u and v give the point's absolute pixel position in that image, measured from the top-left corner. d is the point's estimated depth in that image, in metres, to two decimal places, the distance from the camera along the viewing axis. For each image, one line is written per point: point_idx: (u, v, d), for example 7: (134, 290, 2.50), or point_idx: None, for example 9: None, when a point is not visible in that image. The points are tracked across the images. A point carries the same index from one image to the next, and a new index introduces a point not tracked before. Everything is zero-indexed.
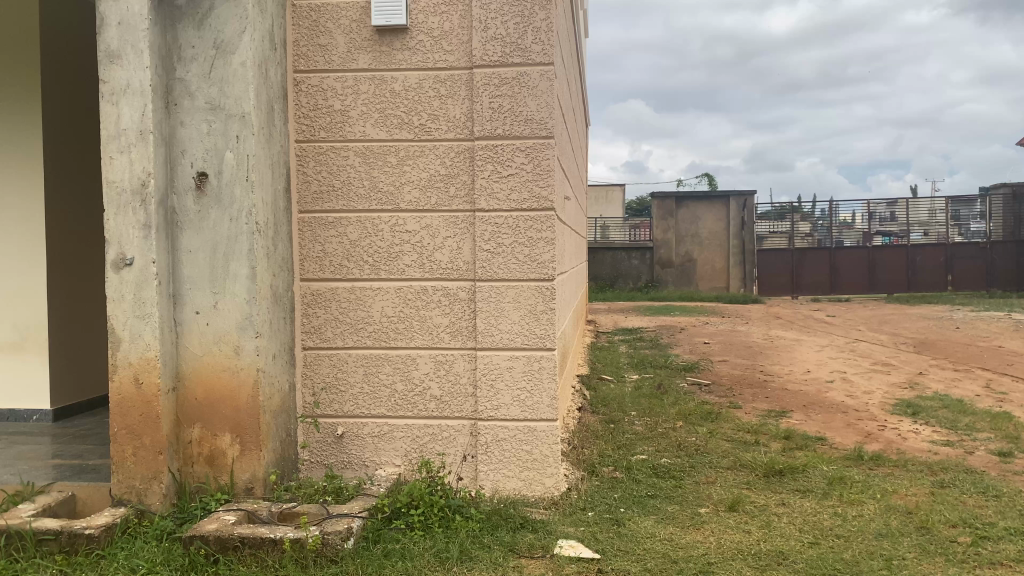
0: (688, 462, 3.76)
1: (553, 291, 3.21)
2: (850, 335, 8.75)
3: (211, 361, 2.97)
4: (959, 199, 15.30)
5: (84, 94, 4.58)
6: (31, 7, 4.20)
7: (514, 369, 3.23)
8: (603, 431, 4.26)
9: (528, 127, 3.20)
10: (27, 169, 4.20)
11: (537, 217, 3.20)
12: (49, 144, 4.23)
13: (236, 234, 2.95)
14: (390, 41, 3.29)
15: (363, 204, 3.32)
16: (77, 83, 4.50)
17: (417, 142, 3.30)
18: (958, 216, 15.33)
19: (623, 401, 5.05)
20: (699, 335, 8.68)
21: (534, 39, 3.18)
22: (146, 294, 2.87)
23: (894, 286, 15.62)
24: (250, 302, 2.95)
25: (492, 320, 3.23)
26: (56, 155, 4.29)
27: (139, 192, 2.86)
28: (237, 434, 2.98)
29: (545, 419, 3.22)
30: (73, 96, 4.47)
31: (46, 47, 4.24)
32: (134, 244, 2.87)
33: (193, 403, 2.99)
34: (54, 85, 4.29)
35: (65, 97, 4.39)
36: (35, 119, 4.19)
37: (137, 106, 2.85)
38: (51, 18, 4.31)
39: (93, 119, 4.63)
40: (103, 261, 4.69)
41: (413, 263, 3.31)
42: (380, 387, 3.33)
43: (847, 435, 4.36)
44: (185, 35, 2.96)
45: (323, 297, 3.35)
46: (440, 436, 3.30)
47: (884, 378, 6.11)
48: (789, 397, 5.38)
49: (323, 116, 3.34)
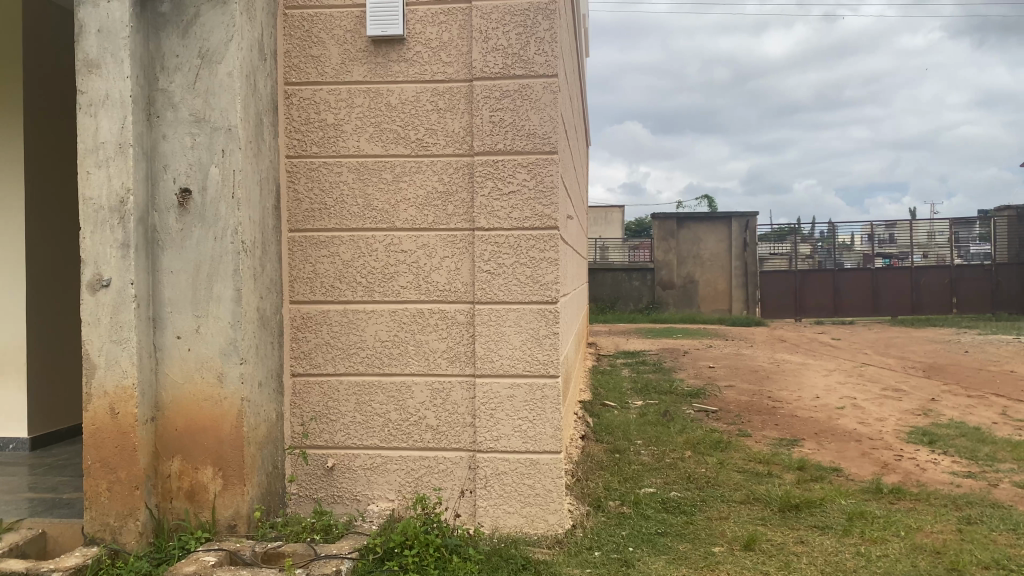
0: (698, 495, 3.56)
1: (556, 315, 3.03)
2: (857, 359, 8.56)
3: (191, 389, 2.78)
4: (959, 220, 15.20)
5: (65, 109, 4.41)
6: (13, 17, 4.06)
7: (515, 398, 3.04)
8: (608, 462, 4.07)
9: (531, 142, 3.03)
10: (6, 184, 4.04)
11: (539, 236, 3.02)
12: (31, 159, 4.07)
13: (221, 254, 2.77)
14: (386, 52, 3.13)
15: (356, 222, 3.15)
16: (59, 97, 4.35)
17: (414, 158, 3.14)
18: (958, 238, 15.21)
19: (628, 429, 4.85)
20: (703, 359, 8.48)
21: (537, 50, 3.03)
22: (123, 318, 2.69)
23: (900, 309, 15.44)
24: (235, 326, 2.77)
25: (492, 346, 3.05)
26: (37, 170, 4.12)
27: (117, 209, 2.69)
28: (219, 467, 2.78)
29: (548, 451, 3.03)
30: (55, 110, 4.31)
31: (28, 58, 4.09)
32: (111, 264, 2.69)
33: (172, 434, 2.80)
34: (36, 98, 4.14)
35: (47, 111, 4.23)
36: (16, 133, 4.03)
37: (116, 119, 2.69)
38: (34, 28, 4.16)
39: (73, 136, 4.47)
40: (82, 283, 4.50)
41: (409, 285, 3.13)
42: (373, 416, 3.14)
43: (864, 466, 4.16)
44: (169, 44, 2.80)
45: (314, 320, 3.17)
46: (436, 469, 3.11)
47: (896, 403, 5.92)
48: (800, 425, 5.19)
49: (315, 131, 3.17)
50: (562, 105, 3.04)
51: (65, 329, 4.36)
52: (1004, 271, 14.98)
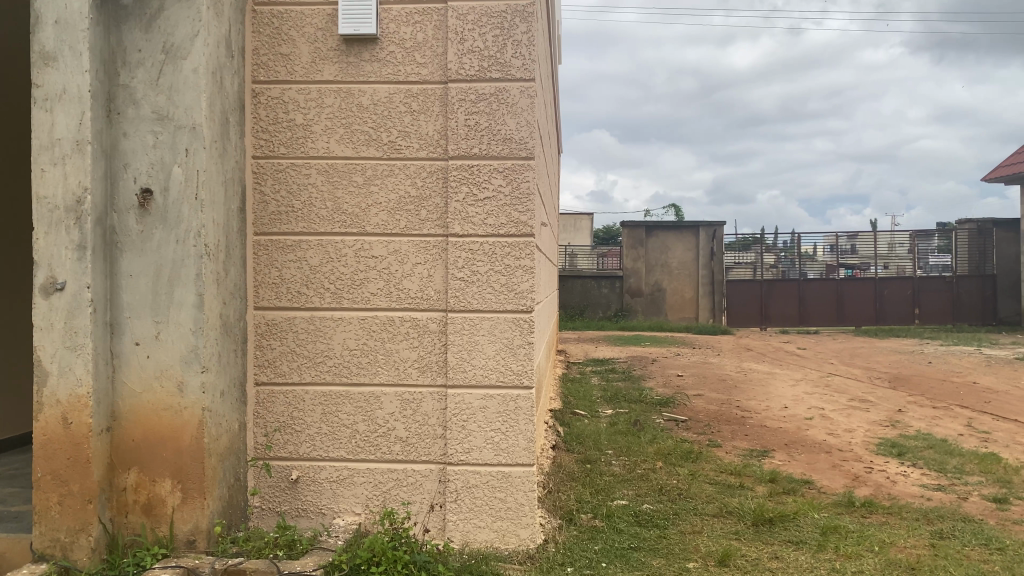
0: (671, 508, 3.51)
1: (531, 324, 2.96)
2: (823, 369, 8.60)
3: (150, 398, 2.66)
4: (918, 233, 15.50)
5: (16, 103, 4.24)
6: None
7: (488, 409, 2.97)
8: (579, 473, 4.00)
9: (507, 147, 2.97)
10: None
11: (515, 244, 2.96)
12: None
13: (183, 257, 2.66)
14: (358, 51, 3.04)
15: (325, 226, 3.05)
16: (11, 91, 4.18)
17: (386, 161, 3.05)
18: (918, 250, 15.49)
19: (598, 439, 4.79)
20: (672, 367, 8.46)
21: (514, 53, 2.96)
22: (78, 323, 2.56)
23: (862, 319, 15.69)
24: (197, 333, 2.66)
25: (465, 355, 2.97)
26: None
27: (73, 209, 2.56)
28: (178, 479, 2.66)
29: (520, 464, 2.96)
30: (6, 105, 4.14)
31: None
32: (66, 267, 2.56)
33: (129, 445, 2.68)
34: None
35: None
36: None
37: (74, 114, 2.56)
38: None
39: (24, 131, 4.30)
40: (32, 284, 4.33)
41: (379, 291, 3.04)
42: (340, 428, 3.04)
43: (835, 478, 4.14)
44: (131, 38, 2.68)
45: (279, 327, 3.06)
46: (405, 482, 3.02)
47: (864, 414, 5.94)
48: (769, 435, 5.17)
49: (283, 131, 3.07)
50: (540, 110, 2.98)
51: (14, 333, 4.19)
52: (964, 284, 15.18)
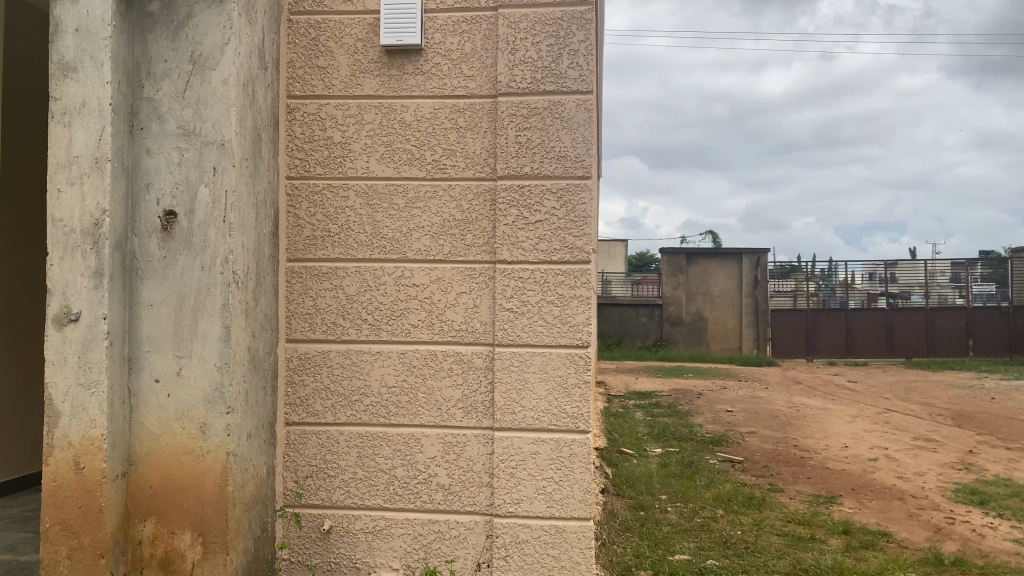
0: (739, 565, 3.16)
1: (588, 361, 2.67)
2: (879, 405, 8.16)
3: (170, 442, 2.41)
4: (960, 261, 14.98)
5: (33, 133, 4.23)
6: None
7: (539, 455, 2.67)
8: (633, 522, 3.68)
9: (561, 165, 2.70)
10: None
11: (570, 271, 2.68)
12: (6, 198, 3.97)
13: (209, 285, 2.42)
14: (401, 64, 2.81)
15: (363, 252, 2.80)
16: (28, 126, 4.17)
17: (430, 181, 2.80)
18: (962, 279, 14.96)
19: (650, 482, 4.46)
20: (719, 401, 8.07)
21: (571, 63, 2.70)
22: (93, 357, 2.33)
23: (913, 351, 15.05)
24: (222, 369, 2.40)
25: (514, 395, 2.69)
26: (10, 208, 4.00)
27: (90, 233, 2.34)
28: (198, 532, 2.39)
29: (576, 518, 2.66)
30: (23, 141, 4.14)
31: (7, 95, 3.98)
32: (81, 296, 2.33)
33: (146, 492, 2.42)
34: (11, 135, 4.02)
35: (18, 147, 4.08)
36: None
37: (94, 129, 2.35)
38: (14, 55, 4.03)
39: (37, 160, 4.26)
40: (42, 317, 4.25)
41: (421, 323, 2.77)
42: (376, 473, 2.77)
43: (915, 530, 3.77)
44: (157, 47, 2.47)
45: (312, 362, 2.80)
46: (448, 535, 2.73)
47: (932, 455, 5.53)
48: (833, 479, 4.80)
49: (320, 149, 2.84)
50: (598, 125, 2.72)
51: (34, 370, 4.19)
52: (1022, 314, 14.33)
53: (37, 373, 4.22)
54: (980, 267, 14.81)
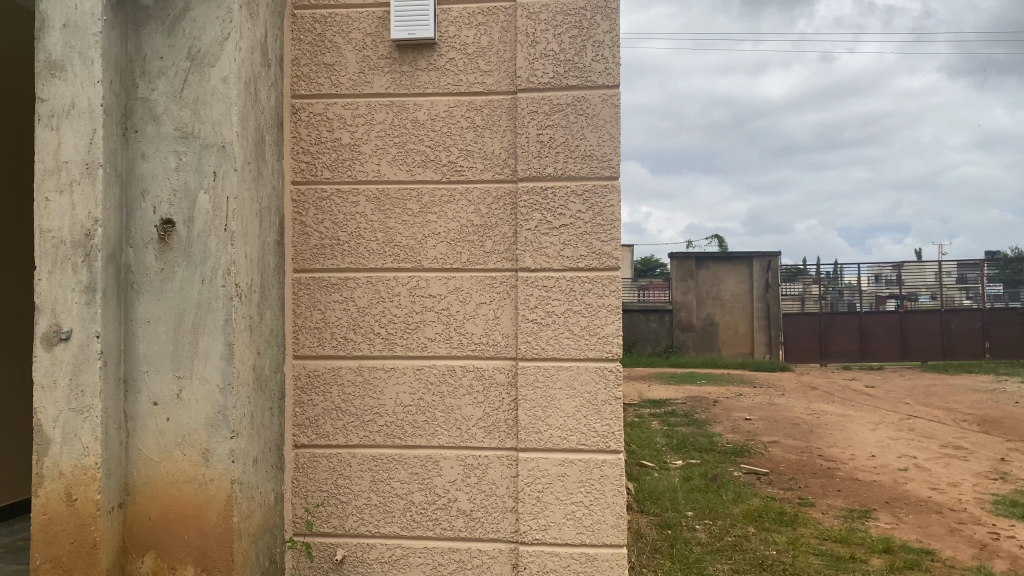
0: None
1: (618, 376, 2.48)
2: (900, 410, 7.93)
3: (170, 470, 2.22)
4: (965, 262, 15.19)
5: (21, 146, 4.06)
6: None
7: (567, 478, 2.48)
8: (661, 542, 3.48)
9: (587, 165, 2.52)
10: None
11: (598, 279, 2.50)
12: None
13: (210, 299, 2.23)
14: (413, 59, 2.63)
15: (376, 261, 2.62)
16: (16, 139, 4.01)
17: (446, 185, 2.62)
18: (966, 280, 15.12)
19: (675, 497, 4.26)
20: (737, 410, 7.86)
21: (595, 56, 2.52)
22: (85, 380, 2.14)
23: (929, 354, 14.82)
24: (225, 390, 2.21)
25: (539, 413, 2.50)
26: None
27: (81, 244, 2.15)
28: (202, 567, 2.19)
29: (608, 545, 2.46)
30: (12, 155, 3.97)
31: None
32: (73, 313, 2.14)
33: (145, 525, 2.22)
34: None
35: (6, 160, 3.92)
36: None
37: (83, 132, 2.16)
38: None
39: (26, 173, 4.10)
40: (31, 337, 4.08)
41: (438, 336, 2.58)
42: (392, 499, 2.58)
43: (959, 547, 3.56)
44: (151, 43, 2.29)
45: (322, 379, 2.62)
46: (469, 564, 2.54)
47: (963, 464, 5.33)
48: (865, 491, 4.59)
49: (327, 152, 2.65)
50: None
51: (25, 393, 4.01)
52: None
53: (25, 395, 4.01)
54: (988, 268, 14.97)
